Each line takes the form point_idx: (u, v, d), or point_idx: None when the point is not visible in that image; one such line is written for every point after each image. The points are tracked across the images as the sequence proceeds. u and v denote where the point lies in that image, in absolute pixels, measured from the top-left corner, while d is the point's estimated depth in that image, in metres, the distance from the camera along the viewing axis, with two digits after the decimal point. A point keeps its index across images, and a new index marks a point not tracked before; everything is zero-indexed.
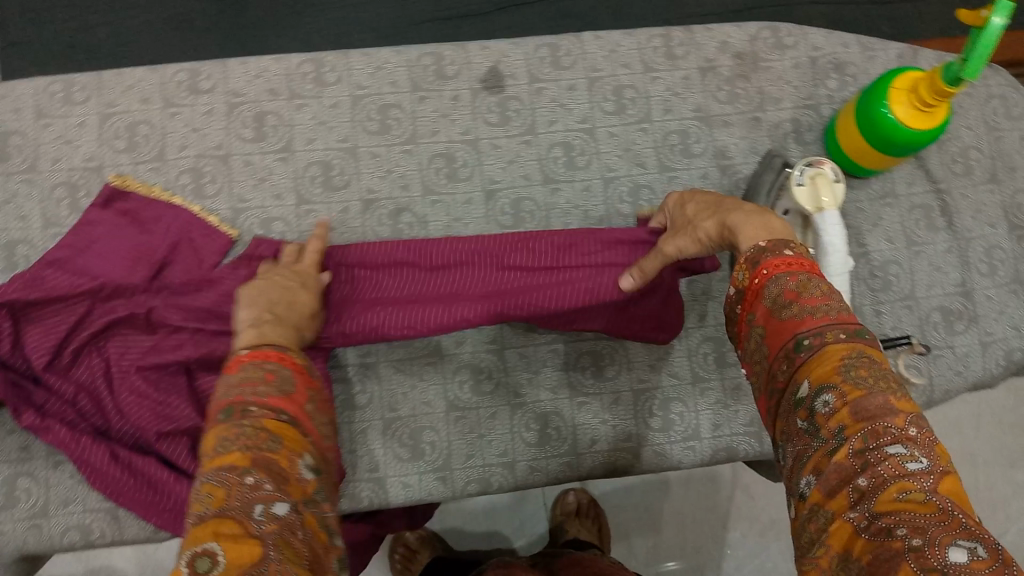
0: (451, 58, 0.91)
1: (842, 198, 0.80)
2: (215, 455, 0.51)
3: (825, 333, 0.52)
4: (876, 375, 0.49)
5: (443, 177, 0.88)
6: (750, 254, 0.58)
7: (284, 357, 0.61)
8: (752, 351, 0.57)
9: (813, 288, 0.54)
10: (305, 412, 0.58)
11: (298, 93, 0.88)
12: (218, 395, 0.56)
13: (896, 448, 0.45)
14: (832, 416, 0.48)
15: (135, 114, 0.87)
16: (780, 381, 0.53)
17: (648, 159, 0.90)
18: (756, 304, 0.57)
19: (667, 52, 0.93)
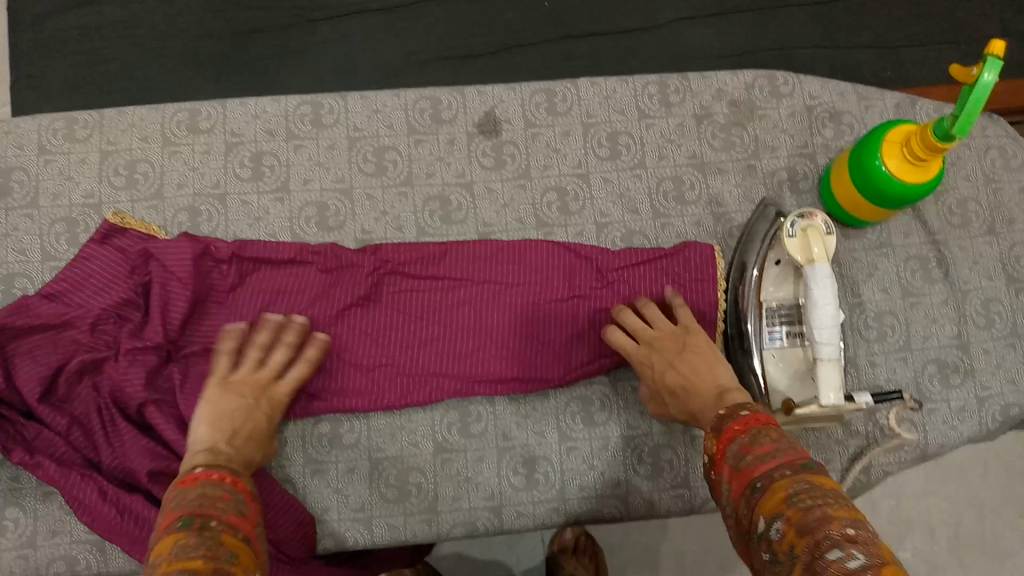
0: (448, 102, 0.92)
1: (834, 249, 0.79)
2: (173, 557, 0.56)
3: (774, 475, 0.59)
4: (817, 496, 0.55)
5: (437, 220, 0.89)
6: (713, 422, 0.68)
7: (238, 480, 0.68)
8: (726, 506, 0.63)
9: (764, 439, 0.62)
10: (255, 534, 0.64)
11: (295, 134, 0.89)
12: (173, 507, 0.63)
13: (835, 552, 0.50)
14: (784, 539, 0.53)
15: (136, 152, 0.88)
16: (746, 524, 0.59)
17: (641, 206, 0.91)
18: (719, 464, 0.65)
19: (662, 99, 0.94)
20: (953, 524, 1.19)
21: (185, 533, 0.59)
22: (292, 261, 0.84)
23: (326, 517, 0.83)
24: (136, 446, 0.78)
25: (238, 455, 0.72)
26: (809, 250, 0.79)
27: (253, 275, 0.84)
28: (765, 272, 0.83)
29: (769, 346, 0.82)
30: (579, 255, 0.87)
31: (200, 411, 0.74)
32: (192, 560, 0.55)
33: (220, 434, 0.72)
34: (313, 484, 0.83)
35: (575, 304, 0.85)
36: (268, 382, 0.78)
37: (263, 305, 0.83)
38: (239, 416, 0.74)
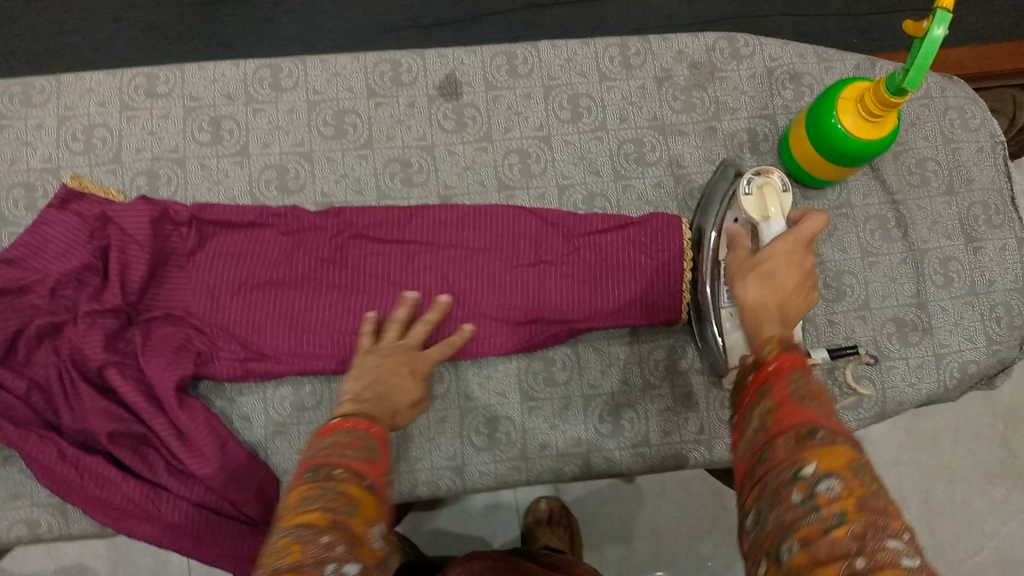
0: (408, 66, 0.92)
1: (789, 207, 0.80)
2: (297, 511, 0.53)
3: (839, 434, 0.50)
4: (878, 481, 0.47)
5: (397, 182, 0.89)
6: (785, 340, 0.59)
7: (372, 426, 0.64)
8: (751, 426, 0.54)
9: (829, 393, 0.54)
10: (384, 483, 0.60)
11: (254, 98, 0.89)
12: (307, 453, 0.61)
13: (895, 544, 0.43)
14: (837, 499, 0.45)
15: (94, 117, 0.88)
16: (779, 455, 0.50)
17: (603, 168, 0.91)
18: (775, 383, 0.55)
19: (623, 61, 0.94)
20: (921, 489, 1.20)
21: (310, 481, 0.56)
22: (251, 224, 0.85)
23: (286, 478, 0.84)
24: (96, 409, 0.78)
25: (382, 403, 0.69)
26: (765, 208, 0.80)
27: (214, 238, 0.84)
28: (719, 233, 0.83)
29: (727, 305, 0.81)
30: (545, 220, 0.88)
31: (354, 366, 0.73)
32: (311, 511, 0.53)
33: (364, 387, 0.70)
34: (274, 445, 0.84)
35: (539, 268, 0.86)
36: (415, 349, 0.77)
37: (224, 268, 0.83)
38: (390, 371, 0.73)
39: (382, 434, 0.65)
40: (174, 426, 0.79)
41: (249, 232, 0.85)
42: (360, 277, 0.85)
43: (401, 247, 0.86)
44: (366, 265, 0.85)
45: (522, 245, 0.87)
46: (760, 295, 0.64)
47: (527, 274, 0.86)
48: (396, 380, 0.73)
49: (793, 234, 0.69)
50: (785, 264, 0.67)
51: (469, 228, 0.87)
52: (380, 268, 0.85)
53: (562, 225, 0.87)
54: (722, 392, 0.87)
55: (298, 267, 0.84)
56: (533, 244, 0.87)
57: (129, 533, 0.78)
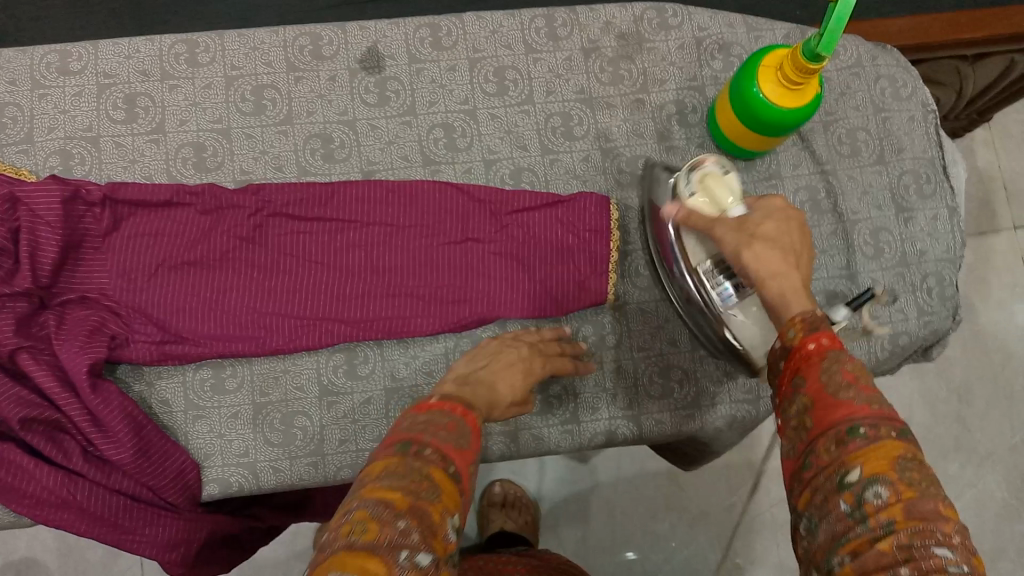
0: (329, 39, 0.90)
1: (736, 186, 0.75)
2: (377, 489, 0.50)
3: (882, 426, 0.48)
4: (928, 480, 0.46)
5: (319, 158, 0.87)
6: (809, 317, 0.57)
7: (467, 413, 0.59)
8: (791, 421, 0.53)
9: (868, 379, 0.52)
10: (471, 471, 0.56)
11: (170, 75, 0.87)
12: (398, 427, 0.56)
13: (943, 550, 0.42)
14: (882, 507, 0.44)
15: (3, 97, 0.85)
16: (822, 457, 0.49)
17: (530, 142, 0.90)
18: (809, 373, 0.53)
19: (550, 33, 0.92)
20: None
21: (395, 457, 0.53)
22: (168, 203, 0.83)
23: (209, 463, 0.81)
24: (6, 394, 0.75)
25: (485, 386, 0.67)
26: (713, 197, 0.75)
27: (130, 218, 0.83)
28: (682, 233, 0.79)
29: (726, 306, 0.76)
30: (472, 197, 0.86)
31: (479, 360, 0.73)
32: (393, 491, 0.50)
33: (479, 375, 0.69)
34: (195, 429, 0.81)
35: (464, 246, 0.85)
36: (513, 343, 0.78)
37: (141, 248, 0.82)
38: (498, 363, 0.72)
39: (476, 424, 0.59)
40: (89, 411, 0.77)
41: (167, 211, 0.83)
42: (283, 258, 0.84)
43: (324, 226, 0.85)
44: (289, 245, 0.84)
45: (448, 222, 0.86)
46: (784, 283, 0.62)
47: (454, 252, 0.85)
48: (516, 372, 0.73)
49: (774, 201, 0.70)
50: (783, 227, 0.66)
51: (394, 205, 0.86)
52: (304, 249, 0.84)
53: (489, 201, 0.87)
54: (652, 366, 0.86)
55: (218, 248, 0.83)
56: (459, 221, 0.86)
57: (42, 521, 0.76)
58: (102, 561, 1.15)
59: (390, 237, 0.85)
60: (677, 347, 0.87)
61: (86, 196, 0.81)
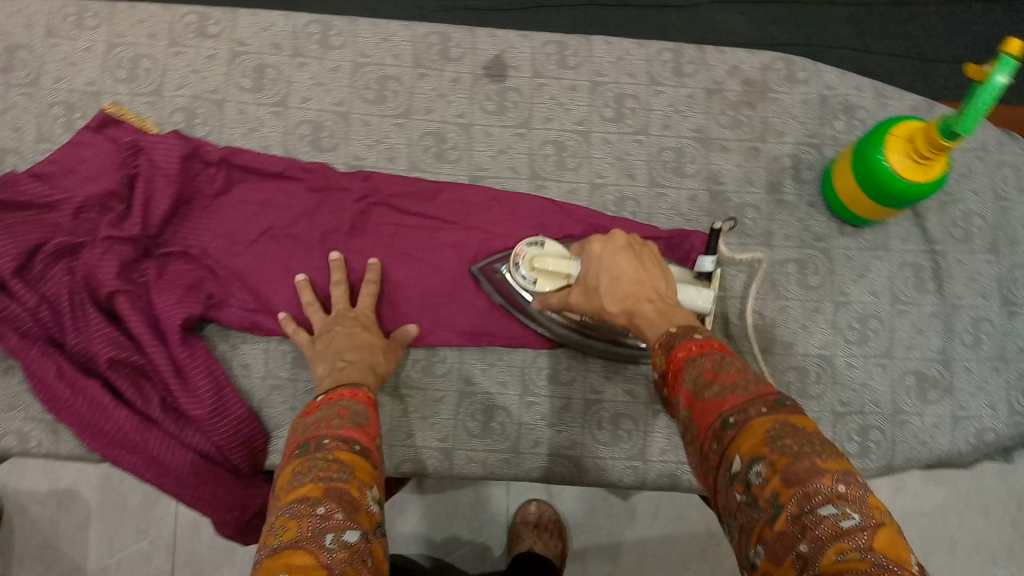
0: (458, 40, 0.90)
1: (555, 249, 0.79)
2: (292, 489, 0.53)
3: (749, 408, 0.48)
4: (804, 441, 0.45)
5: (430, 156, 0.88)
6: (663, 340, 0.58)
7: (357, 394, 0.65)
8: (684, 436, 0.53)
9: (730, 366, 0.52)
10: (377, 446, 0.61)
11: (300, 52, 0.88)
12: (297, 433, 0.61)
13: (829, 509, 0.41)
14: (765, 485, 0.43)
15: (140, 48, 0.87)
16: (712, 460, 0.49)
17: (639, 172, 0.89)
18: (678, 389, 0.54)
19: (675, 68, 0.91)
20: None
21: (302, 457, 0.56)
22: (278, 174, 0.85)
23: (278, 434, 0.83)
24: (100, 332, 0.77)
25: (360, 362, 0.71)
26: (549, 270, 0.76)
27: (241, 182, 0.85)
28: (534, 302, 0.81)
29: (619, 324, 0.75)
30: (572, 216, 0.86)
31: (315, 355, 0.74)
32: (304, 486, 0.53)
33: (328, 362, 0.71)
34: (270, 399, 0.83)
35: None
36: (349, 311, 0.78)
37: (245, 214, 0.84)
38: (340, 338, 0.74)
39: (369, 398, 0.66)
40: (173, 361, 0.79)
41: (276, 181, 0.85)
42: (377, 245, 0.84)
43: (423, 222, 0.86)
44: (386, 234, 0.85)
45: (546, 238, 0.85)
46: (647, 321, 0.61)
47: None
48: (356, 339, 0.74)
49: (597, 240, 0.70)
50: (612, 263, 0.67)
51: (493, 212, 0.86)
52: (399, 239, 0.85)
53: (589, 223, 0.86)
54: None
55: (317, 224, 0.84)
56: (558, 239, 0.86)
57: (110, 460, 0.78)
58: None
59: (486, 242, 0.85)
60: None
61: (207, 156, 0.84)
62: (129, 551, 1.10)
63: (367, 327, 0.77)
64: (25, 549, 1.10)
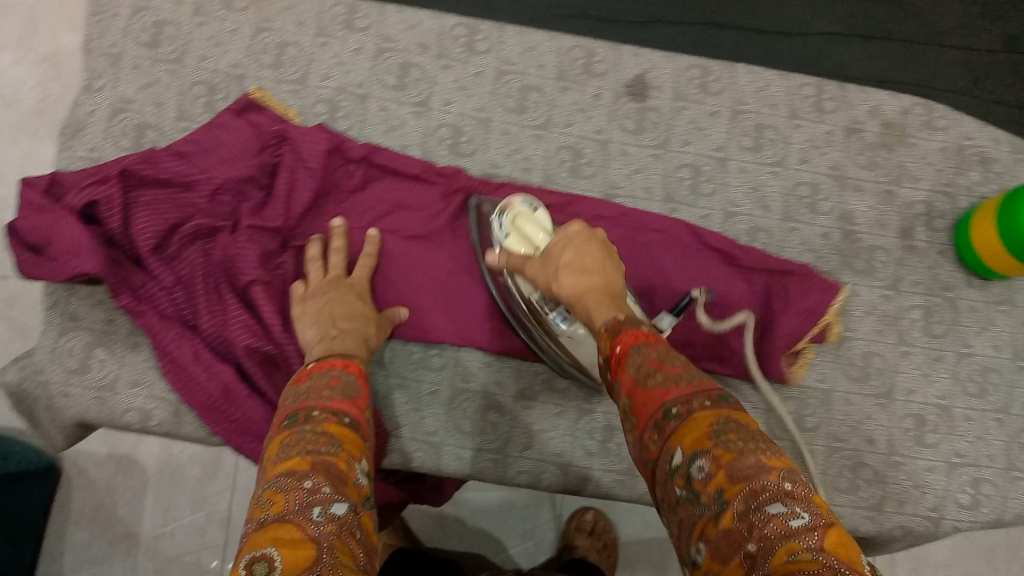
0: (602, 56, 0.90)
1: (545, 222, 0.77)
2: (282, 463, 0.55)
3: (691, 401, 0.52)
4: (746, 438, 0.48)
5: (565, 169, 0.88)
6: (609, 325, 0.62)
7: (349, 365, 0.68)
8: (624, 421, 0.57)
9: (674, 359, 0.57)
10: (363, 417, 0.63)
11: (446, 54, 0.88)
12: (287, 403, 0.63)
13: (777, 507, 0.44)
14: (708, 481, 0.47)
15: (288, 35, 0.87)
16: (654, 450, 0.53)
17: (773, 204, 0.88)
18: (620, 374, 0.58)
19: (817, 103, 0.91)
20: None
21: (291, 431, 0.58)
22: (416, 177, 0.85)
23: (399, 433, 0.83)
24: (238, 320, 0.77)
25: (350, 335, 0.72)
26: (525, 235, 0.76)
27: (379, 182, 0.85)
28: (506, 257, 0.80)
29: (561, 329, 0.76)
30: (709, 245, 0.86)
31: (301, 321, 0.74)
32: (291, 459, 0.55)
33: (321, 329, 0.72)
34: (394, 397, 0.84)
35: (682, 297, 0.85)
36: (345, 278, 0.78)
37: (381, 215, 0.84)
38: (333, 303, 0.74)
39: (361, 370, 0.68)
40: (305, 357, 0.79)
41: (412, 184, 0.85)
42: None
43: None
44: None
45: (684, 266, 0.85)
46: (601, 300, 0.65)
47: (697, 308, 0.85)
48: (348, 308, 0.75)
49: (577, 225, 0.73)
50: (585, 248, 0.70)
51: (631, 237, 0.86)
52: None
53: (722, 250, 0.85)
54: (843, 460, 0.86)
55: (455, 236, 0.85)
56: (695, 268, 0.85)
57: (236, 447, 0.79)
58: (197, 479, 1.10)
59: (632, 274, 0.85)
60: (872, 447, 0.86)
61: (351, 154, 0.84)
62: (182, 523, 1.09)
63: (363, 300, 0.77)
64: (81, 511, 1.09)
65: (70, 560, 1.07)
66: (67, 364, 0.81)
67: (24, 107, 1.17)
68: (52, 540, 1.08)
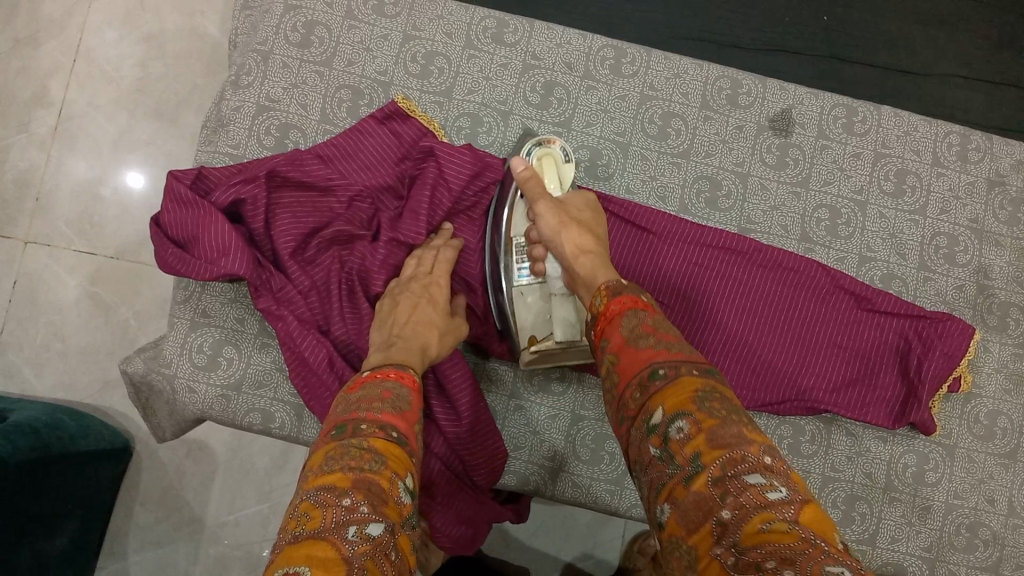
0: (748, 88, 0.90)
1: (569, 175, 0.81)
2: (321, 472, 0.52)
3: (678, 365, 0.53)
4: (727, 409, 0.50)
5: (702, 201, 0.88)
6: (613, 286, 0.63)
7: (404, 376, 0.64)
8: (605, 377, 0.59)
9: (665, 326, 0.58)
10: (413, 431, 0.60)
11: (591, 75, 0.89)
12: (338, 412, 0.59)
13: (754, 477, 0.46)
14: (686, 442, 0.48)
15: (436, 45, 0.87)
16: (632, 408, 0.54)
17: (910, 253, 0.88)
18: (612, 331, 0.60)
19: (961, 153, 0.91)
20: None
21: (337, 439, 0.55)
22: None
23: (516, 455, 0.83)
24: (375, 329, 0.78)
25: (411, 341, 0.69)
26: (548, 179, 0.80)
27: None
28: (515, 205, 0.79)
29: (517, 282, 0.78)
30: (840, 287, 0.85)
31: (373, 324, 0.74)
32: (332, 473, 0.52)
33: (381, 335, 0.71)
34: (514, 418, 0.84)
35: (756, 319, 0.84)
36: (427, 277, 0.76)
37: None
38: (402, 310, 0.72)
39: (415, 383, 0.64)
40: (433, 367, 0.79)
41: None
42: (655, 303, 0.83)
43: (696, 279, 0.83)
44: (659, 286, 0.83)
45: (812, 309, 0.84)
46: (597, 260, 0.68)
47: (823, 349, 0.84)
48: (417, 314, 0.72)
49: (591, 196, 0.78)
50: (591, 218, 0.75)
51: (760, 275, 0.84)
52: (675, 296, 0.83)
53: (848, 293, 0.85)
54: (962, 518, 0.84)
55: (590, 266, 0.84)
56: (822, 310, 0.84)
57: None
58: (266, 469, 1.07)
59: (766, 313, 0.84)
60: (992, 508, 0.85)
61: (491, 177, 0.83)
62: (249, 511, 1.06)
63: (437, 306, 0.74)
64: (148, 491, 1.06)
65: (133, 541, 1.05)
66: (195, 360, 0.80)
67: (124, 84, 1.13)
68: (116, 518, 1.05)
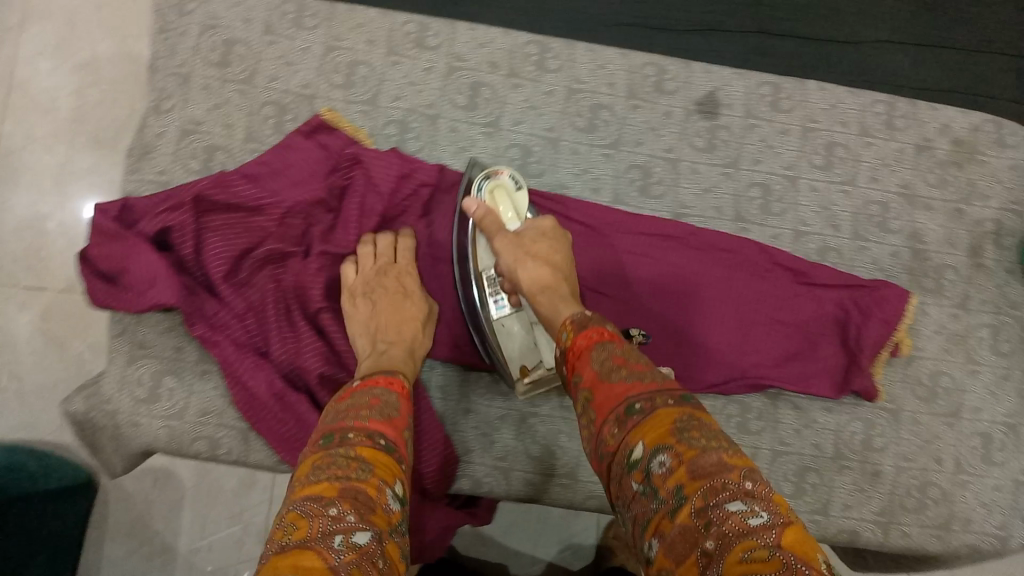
0: (673, 73, 0.91)
1: (523, 204, 0.81)
2: (308, 483, 0.52)
3: (653, 397, 0.53)
4: (707, 435, 0.49)
5: (635, 189, 0.88)
6: (577, 319, 0.64)
7: (393, 382, 0.65)
8: (581, 413, 0.58)
9: (636, 358, 0.58)
10: (404, 439, 0.60)
11: (517, 73, 0.89)
12: (329, 420, 0.60)
13: (736, 505, 0.44)
14: (669, 476, 0.47)
15: (358, 54, 0.87)
16: (612, 444, 0.53)
17: (843, 224, 0.90)
18: (582, 366, 0.59)
19: (888, 121, 0.92)
20: None
21: (325, 450, 0.55)
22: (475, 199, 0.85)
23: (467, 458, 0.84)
24: (311, 347, 0.77)
25: (399, 345, 0.71)
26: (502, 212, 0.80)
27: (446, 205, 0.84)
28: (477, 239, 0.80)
29: (497, 315, 0.78)
30: (775, 262, 0.86)
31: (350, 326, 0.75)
32: (319, 484, 0.51)
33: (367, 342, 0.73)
34: (463, 422, 0.84)
35: (697, 301, 0.84)
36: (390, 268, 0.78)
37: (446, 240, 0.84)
38: (384, 314, 0.73)
39: (404, 389, 0.65)
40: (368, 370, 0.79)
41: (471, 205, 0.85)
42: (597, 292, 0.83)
43: (635, 265, 0.84)
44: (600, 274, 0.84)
45: (752, 286, 0.85)
46: (559, 297, 0.69)
47: (765, 326, 0.85)
48: (399, 311, 0.74)
49: (548, 221, 0.79)
50: (551, 246, 0.75)
51: (699, 256, 0.85)
52: (616, 283, 0.84)
53: (785, 269, 0.86)
54: (911, 480, 0.86)
55: None
56: (762, 287, 0.85)
57: None
58: (233, 490, 1.05)
59: (705, 295, 0.85)
60: (939, 466, 0.86)
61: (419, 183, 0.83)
62: (221, 536, 1.04)
63: (412, 298, 0.76)
64: (118, 524, 1.04)
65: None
66: (135, 393, 0.80)
67: (61, 117, 1.11)
68: (87, 557, 1.02)
